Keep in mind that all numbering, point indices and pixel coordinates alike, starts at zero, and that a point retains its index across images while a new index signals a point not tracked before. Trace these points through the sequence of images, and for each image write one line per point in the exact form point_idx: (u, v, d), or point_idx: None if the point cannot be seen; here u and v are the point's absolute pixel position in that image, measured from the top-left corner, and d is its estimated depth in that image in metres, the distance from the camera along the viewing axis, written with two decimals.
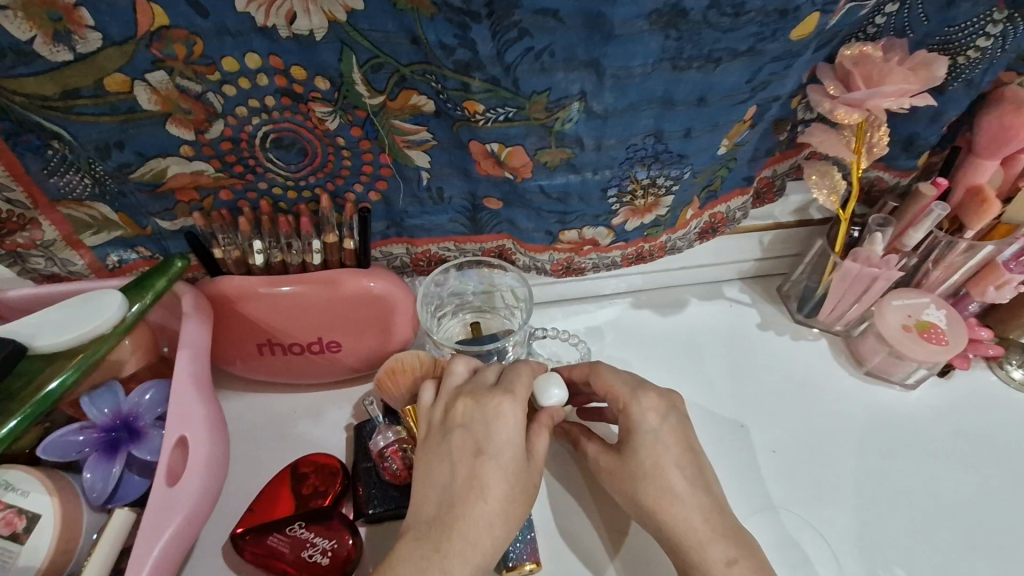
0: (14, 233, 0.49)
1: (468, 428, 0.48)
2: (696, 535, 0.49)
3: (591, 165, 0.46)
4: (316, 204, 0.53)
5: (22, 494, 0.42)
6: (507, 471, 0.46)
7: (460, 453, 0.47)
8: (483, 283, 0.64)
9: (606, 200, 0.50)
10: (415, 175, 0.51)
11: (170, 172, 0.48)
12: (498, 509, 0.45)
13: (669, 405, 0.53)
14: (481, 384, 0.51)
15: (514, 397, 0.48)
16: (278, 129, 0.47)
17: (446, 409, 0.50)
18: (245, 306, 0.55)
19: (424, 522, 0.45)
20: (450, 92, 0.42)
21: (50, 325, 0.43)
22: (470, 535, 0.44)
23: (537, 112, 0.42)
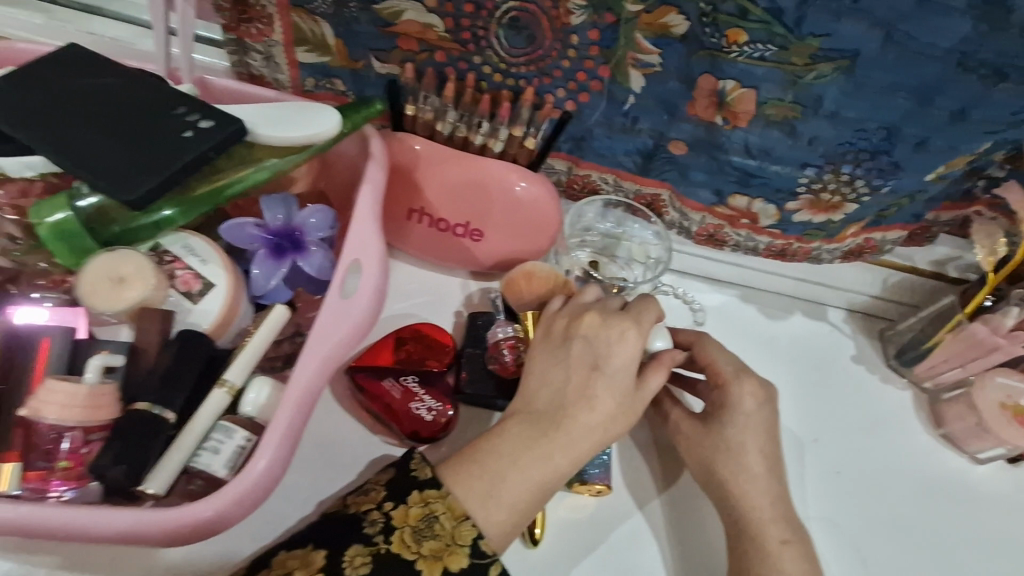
0: (248, 22, 0.51)
1: (590, 342, 0.49)
2: (757, 517, 0.51)
3: (812, 133, 0.49)
4: (518, 96, 0.54)
5: (202, 261, 0.45)
6: (620, 388, 0.48)
7: (580, 359, 0.49)
8: (618, 226, 0.63)
9: (798, 177, 0.53)
10: (622, 96, 0.53)
11: (405, 16, 0.49)
12: (606, 419, 0.47)
13: (765, 395, 0.54)
14: (611, 305, 0.51)
15: (639, 326, 0.49)
16: (523, 9, 0.48)
17: (568, 319, 0.51)
18: (412, 168, 0.56)
19: (534, 410, 0.48)
20: (720, 16, 0.44)
21: (270, 119, 0.45)
22: (576, 432, 0.47)
23: (797, 55, 0.44)
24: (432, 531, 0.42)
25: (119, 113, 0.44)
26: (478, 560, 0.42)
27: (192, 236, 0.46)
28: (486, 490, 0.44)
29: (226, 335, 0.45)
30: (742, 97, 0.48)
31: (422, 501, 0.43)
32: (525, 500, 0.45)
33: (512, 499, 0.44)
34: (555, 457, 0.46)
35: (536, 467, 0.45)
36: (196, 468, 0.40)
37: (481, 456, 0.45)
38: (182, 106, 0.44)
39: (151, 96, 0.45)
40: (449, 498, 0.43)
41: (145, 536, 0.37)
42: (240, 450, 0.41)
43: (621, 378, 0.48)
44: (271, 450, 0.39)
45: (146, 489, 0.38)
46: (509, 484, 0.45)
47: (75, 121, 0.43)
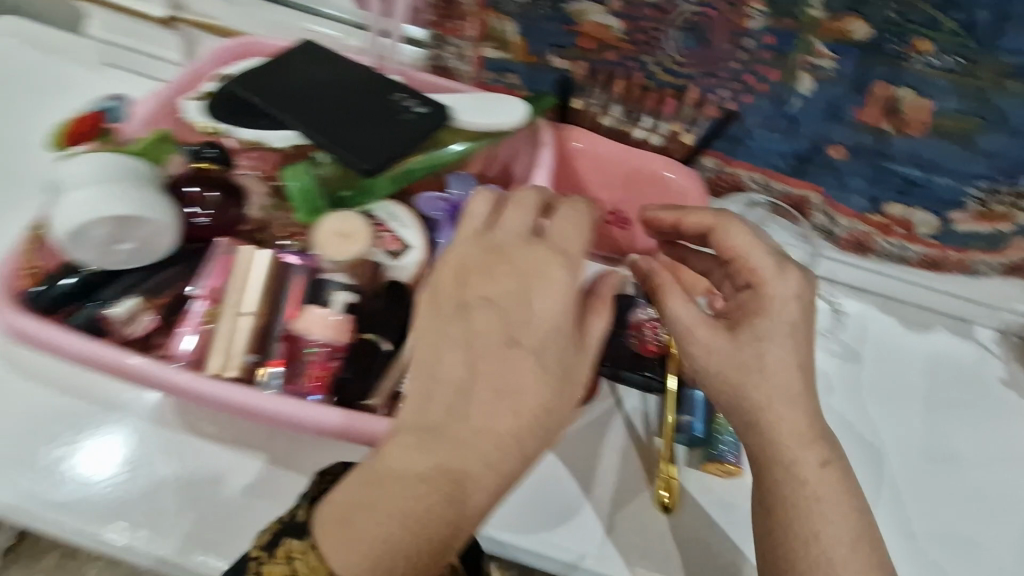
0: (452, 17, 0.57)
1: (498, 305, 0.38)
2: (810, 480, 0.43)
3: (989, 148, 0.50)
4: (682, 94, 0.57)
5: (402, 225, 0.53)
6: (529, 381, 0.37)
7: (485, 341, 0.38)
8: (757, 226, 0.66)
9: (966, 188, 0.54)
10: (787, 99, 0.54)
11: (588, 17, 0.54)
12: (505, 438, 0.36)
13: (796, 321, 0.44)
14: (507, 233, 0.41)
15: (567, 259, 0.40)
16: (702, 14, 0.51)
17: (460, 265, 0.40)
18: (574, 158, 0.62)
19: (429, 421, 0.37)
20: (907, 27, 0.46)
21: (470, 107, 0.53)
22: (484, 439, 0.36)
23: (984, 70, 0.46)
24: None
25: (351, 96, 0.53)
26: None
27: (393, 205, 0.54)
28: (367, 575, 0.33)
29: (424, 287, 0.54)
30: (916, 108, 0.50)
31: (286, 559, 0.35)
32: (396, 552, 0.34)
33: (383, 550, 0.33)
34: (461, 481, 0.35)
35: (414, 493, 0.35)
36: (405, 393, 0.46)
37: (376, 501, 0.35)
38: (399, 92, 0.52)
39: (375, 82, 0.54)
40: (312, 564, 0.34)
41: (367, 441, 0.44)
42: None
43: (531, 386, 0.37)
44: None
45: (371, 402, 0.46)
46: (384, 534, 0.34)
47: (320, 103, 0.53)
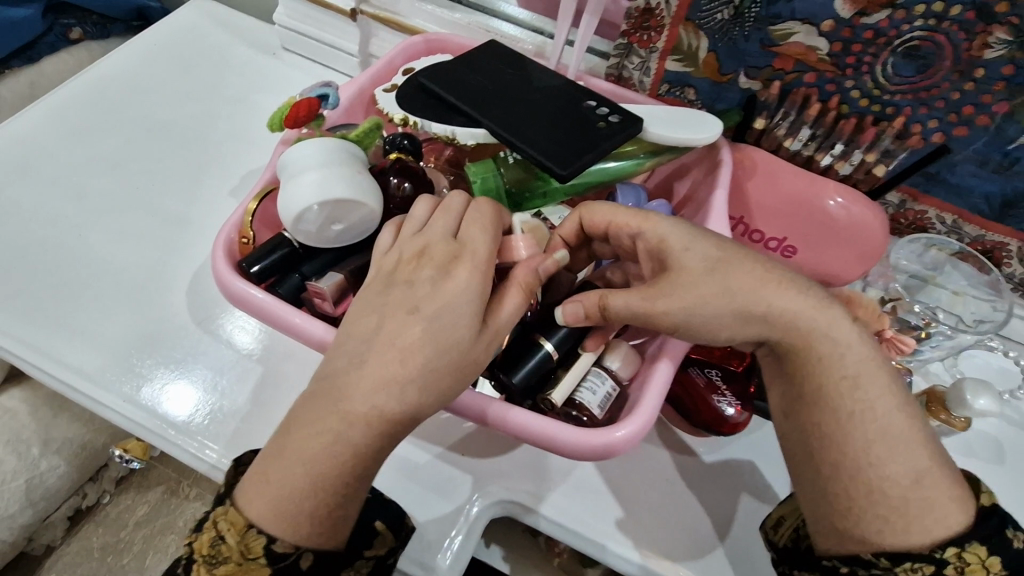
0: (647, 29, 0.57)
1: (411, 286, 0.41)
2: (887, 469, 0.40)
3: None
4: (883, 123, 0.54)
5: None
6: (416, 357, 0.39)
7: (399, 331, 0.40)
8: (929, 270, 0.61)
9: None
10: (1010, 135, 0.50)
11: (793, 39, 0.52)
12: (380, 384, 0.39)
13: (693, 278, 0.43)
14: (438, 232, 0.43)
15: (473, 263, 0.41)
16: (930, 38, 0.48)
17: (399, 260, 0.43)
18: (749, 177, 0.59)
19: (330, 368, 0.41)
20: None
21: (661, 120, 0.52)
22: (364, 404, 0.39)
23: None
24: (220, 555, 0.39)
25: (545, 101, 0.53)
26: (282, 562, 0.39)
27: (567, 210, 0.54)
28: (260, 485, 0.39)
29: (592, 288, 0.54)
30: None
31: (211, 526, 0.40)
32: (303, 494, 0.38)
33: (284, 493, 0.39)
34: (347, 434, 0.38)
35: (311, 442, 0.39)
36: (578, 402, 0.46)
37: (281, 452, 0.39)
38: (595, 102, 0.52)
39: (567, 91, 0.54)
40: (230, 516, 0.39)
41: (537, 443, 0.43)
42: (609, 395, 0.46)
43: (411, 356, 0.39)
44: (629, 424, 0.43)
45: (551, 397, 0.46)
46: (293, 481, 0.39)
47: (514, 105, 0.53)
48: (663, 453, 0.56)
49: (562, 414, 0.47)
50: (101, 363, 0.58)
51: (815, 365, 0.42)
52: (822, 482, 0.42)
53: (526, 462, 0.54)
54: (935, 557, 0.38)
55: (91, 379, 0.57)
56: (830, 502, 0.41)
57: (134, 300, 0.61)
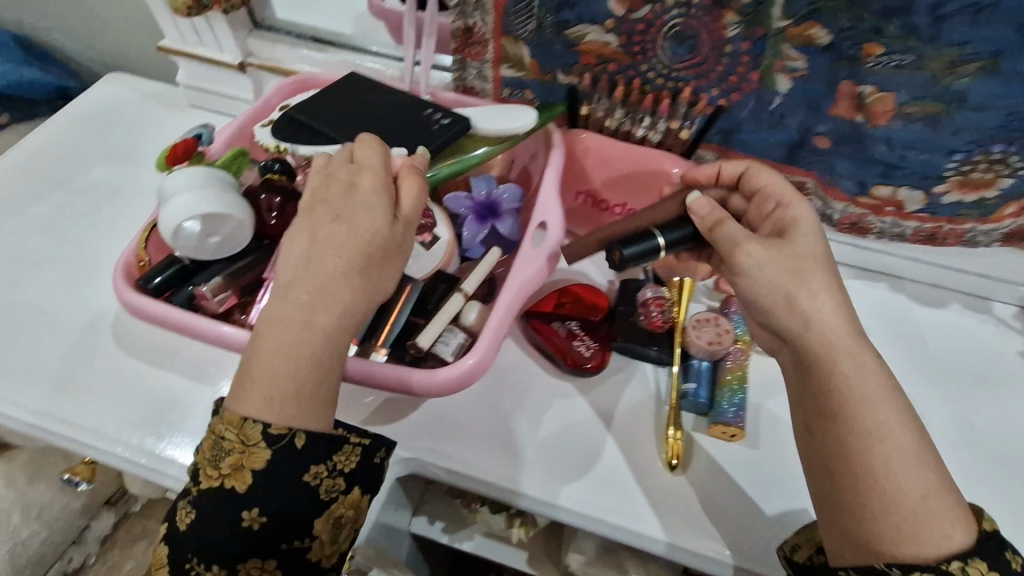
0: (473, 44, 0.67)
1: (330, 202, 0.49)
2: (902, 483, 0.44)
3: (956, 125, 0.52)
4: (677, 95, 0.64)
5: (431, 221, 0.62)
6: (347, 251, 0.47)
7: (330, 234, 0.47)
8: None
9: (946, 163, 0.55)
10: (769, 96, 0.60)
11: (588, 38, 0.63)
12: (328, 279, 0.46)
13: (777, 261, 0.51)
14: (338, 161, 0.52)
15: (374, 170, 0.50)
16: (687, 23, 0.58)
17: (311, 189, 0.51)
18: (583, 157, 0.70)
19: (281, 280, 0.47)
20: (857, 32, 0.51)
21: (487, 116, 0.62)
22: (316, 294, 0.46)
23: (937, 62, 0.49)
24: (225, 450, 0.46)
25: (391, 115, 0.63)
26: (276, 445, 0.45)
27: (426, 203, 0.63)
28: (252, 388, 0.45)
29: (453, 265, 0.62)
30: (880, 100, 0.54)
31: (212, 432, 0.46)
32: (291, 381, 0.45)
33: (269, 385, 0.45)
34: (315, 317, 0.45)
35: (285, 336, 0.45)
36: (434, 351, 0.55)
37: (260, 350, 0.46)
38: (431, 110, 0.62)
39: (410, 103, 0.64)
40: (230, 416, 0.46)
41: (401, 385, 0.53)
42: (461, 344, 0.55)
43: (337, 256, 0.46)
44: (476, 353, 0.53)
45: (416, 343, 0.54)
46: (280, 375, 0.45)
47: (366, 121, 0.63)
48: (540, 399, 0.63)
49: (423, 361, 0.55)
50: (96, 415, 0.64)
51: (848, 369, 0.47)
52: (841, 497, 0.45)
53: (421, 425, 0.61)
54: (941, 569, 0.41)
55: (98, 434, 0.62)
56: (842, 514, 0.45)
57: (99, 356, 0.67)
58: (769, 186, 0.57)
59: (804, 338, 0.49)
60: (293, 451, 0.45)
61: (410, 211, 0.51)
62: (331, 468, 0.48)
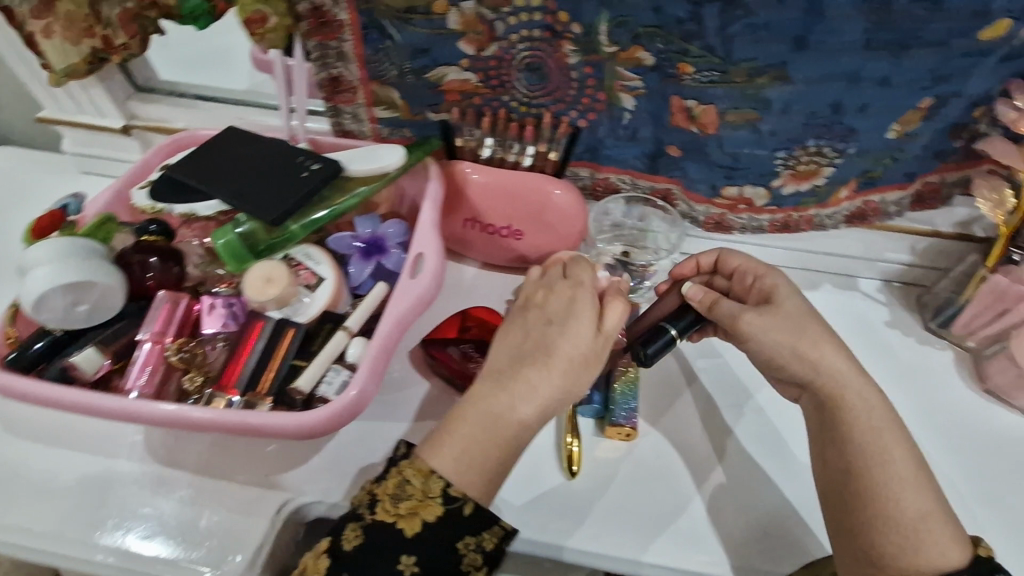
0: (342, 92, 0.69)
1: (543, 308, 0.60)
2: (904, 504, 0.52)
3: (771, 127, 0.58)
4: (540, 121, 0.68)
5: (316, 263, 0.64)
6: (555, 350, 0.57)
7: (544, 336, 0.58)
8: (641, 222, 0.75)
9: (773, 160, 0.61)
10: (618, 115, 0.65)
11: (448, 77, 0.66)
12: (562, 371, 0.56)
13: (800, 315, 0.59)
14: (554, 277, 0.63)
15: (583, 286, 0.60)
16: (534, 55, 0.62)
17: (527, 295, 0.63)
18: (463, 185, 0.72)
19: (495, 368, 0.58)
20: (670, 54, 0.56)
21: (358, 157, 0.65)
22: (529, 389, 0.55)
23: (737, 75, 0.55)
24: (406, 493, 0.52)
25: (264, 165, 0.64)
26: (451, 504, 0.53)
27: (309, 247, 0.65)
28: (455, 456, 0.54)
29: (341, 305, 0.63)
30: (704, 112, 0.59)
31: (398, 473, 0.53)
32: (485, 448, 0.54)
33: (461, 451, 0.54)
34: (517, 405, 0.55)
35: (490, 412, 0.55)
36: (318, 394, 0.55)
37: (465, 417, 0.55)
38: (303, 157, 0.64)
39: (283, 152, 0.65)
40: (417, 464, 0.53)
41: (283, 430, 0.53)
42: (345, 382, 0.56)
43: (530, 342, 0.58)
44: (361, 383, 0.54)
45: (297, 386, 0.55)
46: (471, 444, 0.54)
47: (240, 174, 0.64)
48: (439, 425, 0.66)
49: (305, 406, 0.55)
50: (51, 519, 0.61)
51: (874, 407, 0.56)
52: (847, 504, 0.54)
53: (324, 465, 0.64)
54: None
55: (59, 538, 0.60)
56: (852, 523, 0.54)
57: (37, 457, 0.65)
58: (744, 266, 0.64)
59: (816, 381, 0.57)
60: (460, 516, 0.53)
61: (612, 328, 0.58)
62: (480, 543, 0.53)
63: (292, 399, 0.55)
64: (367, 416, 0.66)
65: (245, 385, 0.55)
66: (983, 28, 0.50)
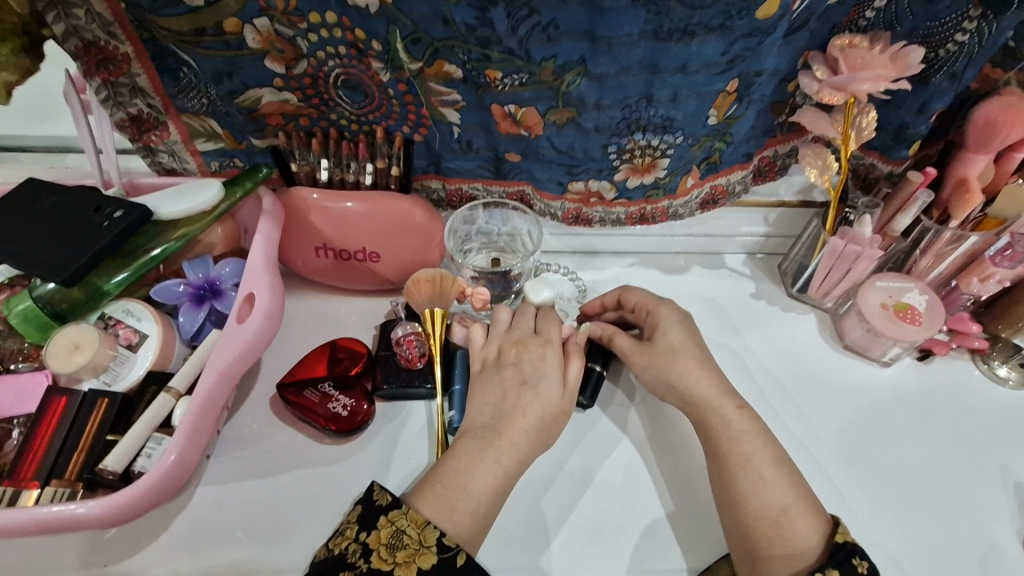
0: (150, 130, 0.64)
1: (518, 365, 0.60)
2: (765, 497, 0.53)
3: (593, 123, 0.58)
4: (373, 137, 0.65)
5: (137, 319, 0.57)
6: (531, 408, 0.57)
7: (521, 398, 0.58)
8: (507, 225, 0.72)
9: (608, 155, 0.62)
10: (447, 130, 0.63)
11: (264, 100, 0.61)
12: (537, 425, 0.57)
13: (690, 340, 0.62)
14: (525, 329, 0.62)
15: (553, 345, 0.60)
16: (347, 72, 0.59)
17: (500, 348, 0.62)
18: (305, 213, 0.67)
19: (477, 426, 0.57)
20: (474, 63, 0.55)
21: (170, 198, 0.59)
22: (514, 445, 0.55)
23: (546, 76, 0.55)
24: (402, 542, 0.49)
25: (57, 220, 0.56)
26: (445, 554, 0.49)
27: (130, 301, 0.58)
28: (445, 508, 0.51)
29: (172, 362, 0.58)
30: (525, 115, 0.59)
31: (389, 522, 0.50)
32: (473, 507, 0.52)
33: (451, 497, 0.52)
34: (502, 461, 0.54)
35: (478, 467, 0.53)
36: (138, 470, 0.50)
37: (448, 479, 0.53)
38: (103, 206, 0.57)
39: (81, 200, 0.58)
40: (410, 513, 0.50)
41: (87, 521, 0.46)
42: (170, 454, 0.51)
43: (500, 399, 0.58)
44: (180, 446, 0.50)
45: (105, 466, 0.49)
46: (465, 502, 0.52)
47: (27, 233, 0.56)
48: (308, 476, 0.60)
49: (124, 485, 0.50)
50: None
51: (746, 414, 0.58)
52: (740, 527, 0.53)
53: (174, 541, 0.57)
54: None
55: None
56: (752, 547, 0.52)
57: None
58: (641, 303, 0.65)
59: (687, 404, 0.59)
60: (453, 568, 0.48)
61: (577, 383, 0.60)
62: None
63: (104, 481, 0.49)
64: (220, 484, 0.60)
65: (49, 475, 0.49)
66: (759, 6, 0.50)
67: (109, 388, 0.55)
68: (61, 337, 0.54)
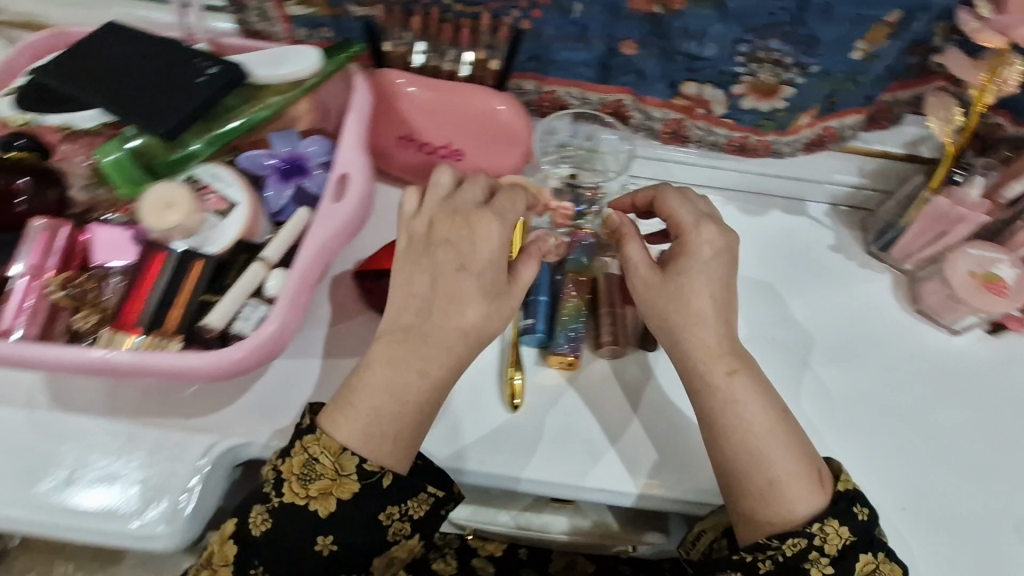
0: None
1: (453, 246, 0.52)
2: (766, 461, 0.52)
3: (739, 7, 0.54)
4: (477, 21, 0.60)
5: (227, 185, 0.56)
6: (462, 301, 0.52)
7: (455, 284, 0.52)
8: (587, 139, 0.67)
9: (734, 57, 0.59)
10: (568, 7, 0.58)
11: None
12: (475, 322, 0.52)
13: (710, 260, 0.55)
14: (470, 200, 0.54)
15: (501, 221, 0.52)
16: None
17: (433, 220, 0.54)
18: (394, 98, 0.63)
19: (404, 322, 0.52)
20: None
21: (264, 63, 0.57)
22: (439, 348, 0.51)
23: None
24: (314, 473, 0.50)
25: (150, 68, 0.54)
26: (366, 480, 0.50)
27: (217, 166, 0.57)
28: (363, 432, 0.50)
29: (259, 233, 0.57)
30: None
31: (301, 451, 0.50)
32: (400, 412, 0.51)
33: (366, 417, 0.50)
34: (427, 370, 0.51)
35: (404, 378, 0.51)
36: (236, 333, 0.51)
37: (370, 383, 0.51)
38: (197, 60, 0.55)
39: (172, 50, 0.56)
40: (324, 441, 0.50)
41: (197, 370, 0.48)
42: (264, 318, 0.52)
43: (437, 284, 0.52)
44: (281, 316, 0.51)
45: (208, 323, 0.51)
46: (380, 408, 0.50)
47: (121, 79, 0.54)
48: None
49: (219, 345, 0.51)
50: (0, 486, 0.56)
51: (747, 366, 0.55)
52: (732, 485, 0.54)
53: (249, 407, 0.59)
54: (806, 531, 0.51)
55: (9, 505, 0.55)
56: (742, 504, 0.53)
57: None
58: (676, 215, 0.56)
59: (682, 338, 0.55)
60: (378, 489, 0.51)
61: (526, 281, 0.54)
62: (405, 511, 0.52)
63: (203, 337, 0.51)
64: (294, 360, 0.61)
65: (152, 323, 0.51)
66: None
67: (200, 249, 0.54)
68: (153, 190, 0.53)
